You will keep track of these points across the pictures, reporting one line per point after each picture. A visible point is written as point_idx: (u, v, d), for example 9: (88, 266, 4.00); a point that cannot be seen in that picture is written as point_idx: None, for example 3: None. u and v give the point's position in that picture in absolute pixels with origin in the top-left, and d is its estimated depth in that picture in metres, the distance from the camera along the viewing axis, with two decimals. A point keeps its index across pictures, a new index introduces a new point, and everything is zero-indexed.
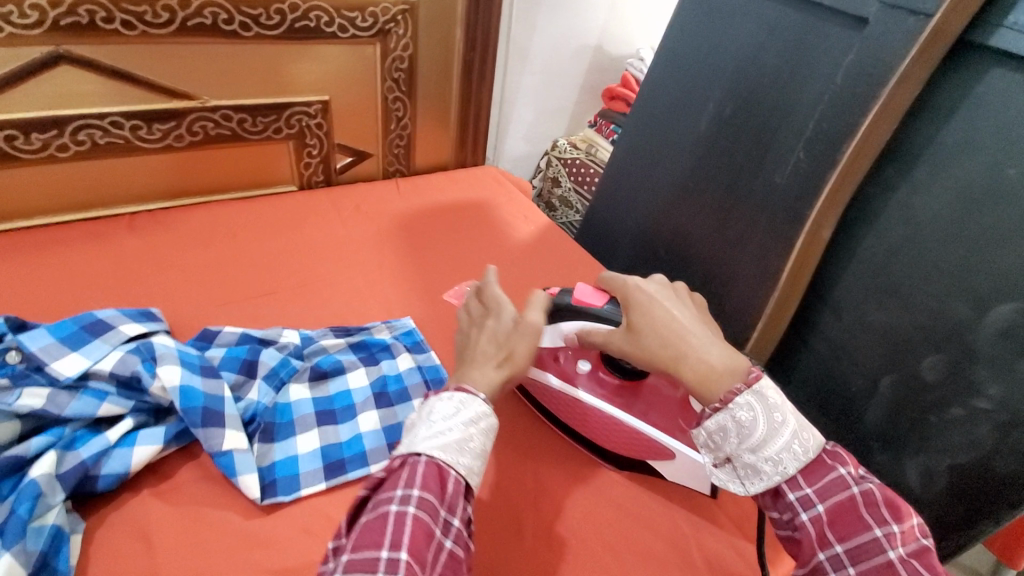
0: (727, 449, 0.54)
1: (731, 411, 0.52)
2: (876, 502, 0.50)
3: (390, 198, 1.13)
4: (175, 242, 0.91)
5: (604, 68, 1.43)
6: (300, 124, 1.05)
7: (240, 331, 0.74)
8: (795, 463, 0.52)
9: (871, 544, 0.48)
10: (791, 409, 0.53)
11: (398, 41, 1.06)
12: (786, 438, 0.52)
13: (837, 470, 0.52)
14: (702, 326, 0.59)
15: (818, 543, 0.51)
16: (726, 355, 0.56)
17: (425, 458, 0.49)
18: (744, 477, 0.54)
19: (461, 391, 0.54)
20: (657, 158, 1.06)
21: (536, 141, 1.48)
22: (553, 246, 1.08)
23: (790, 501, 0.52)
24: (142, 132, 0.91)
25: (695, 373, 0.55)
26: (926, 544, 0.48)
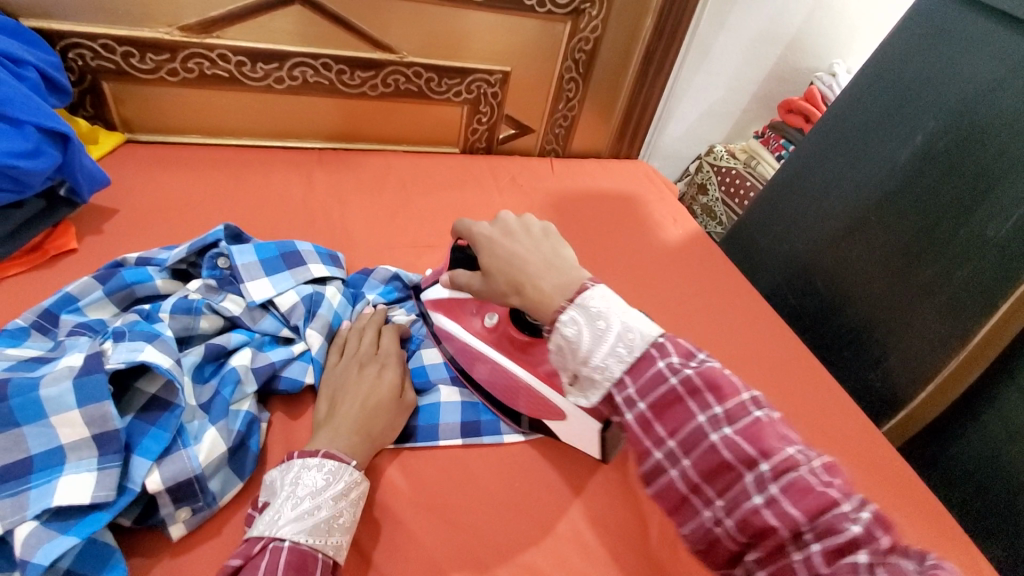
0: (570, 366, 0.48)
1: (558, 329, 0.48)
2: (697, 388, 0.44)
3: (545, 177, 1.14)
4: (353, 182, 0.98)
5: (785, 78, 1.35)
6: (478, 91, 1.09)
7: (393, 269, 0.78)
8: (620, 366, 0.46)
9: (695, 431, 0.44)
10: (619, 313, 0.48)
11: (589, 22, 1.06)
12: (611, 342, 0.46)
13: (657, 363, 0.45)
14: (546, 249, 0.56)
15: (649, 440, 0.45)
16: (558, 276, 0.53)
17: (288, 544, 0.47)
18: (584, 390, 0.48)
19: (332, 458, 0.53)
20: (835, 183, 0.98)
21: (691, 142, 1.41)
22: (702, 255, 1.04)
23: (616, 405, 0.47)
24: (345, 77, 0.98)
25: (537, 297, 0.52)
26: (759, 415, 0.43)
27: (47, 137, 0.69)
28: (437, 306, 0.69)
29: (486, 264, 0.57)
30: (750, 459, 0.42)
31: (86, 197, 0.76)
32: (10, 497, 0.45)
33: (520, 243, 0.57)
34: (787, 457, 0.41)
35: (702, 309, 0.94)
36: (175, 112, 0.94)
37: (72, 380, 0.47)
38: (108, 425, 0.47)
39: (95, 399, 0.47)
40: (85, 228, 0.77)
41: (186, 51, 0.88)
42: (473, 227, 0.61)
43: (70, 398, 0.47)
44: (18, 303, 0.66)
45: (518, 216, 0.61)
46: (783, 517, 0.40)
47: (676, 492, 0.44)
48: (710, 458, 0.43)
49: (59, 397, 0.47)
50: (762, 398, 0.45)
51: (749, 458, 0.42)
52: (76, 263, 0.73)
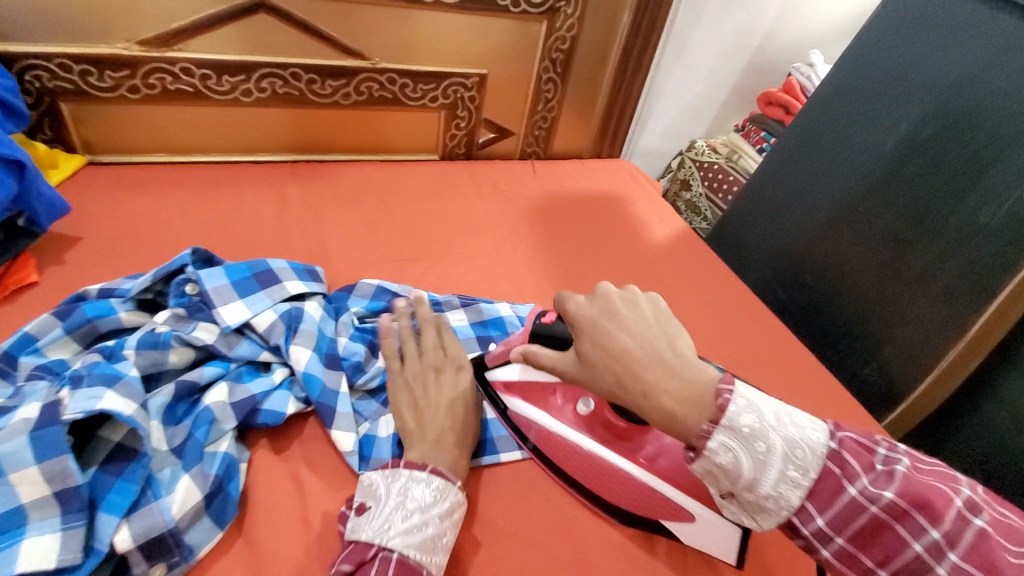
0: (726, 486, 0.43)
1: (708, 457, 0.42)
2: (844, 458, 0.42)
3: (527, 180, 1.11)
4: (329, 196, 0.95)
5: (762, 70, 1.34)
6: (455, 95, 1.06)
7: (376, 283, 0.74)
8: (797, 493, 0.42)
9: (845, 492, 0.41)
10: (775, 424, 0.42)
11: (564, 21, 1.04)
12: (778, 465, 0.42)
13: (848, 489, 0.41)
14: (661, 338, 0.49)
15: (794, 498, 0.42)
16: (681, 380, 0.46)
17: (397, 556, 0.47)
18: (752, 511, 0.44)
19: (438, 476, 0.52)
20: (820, 174, 0.98)
21: (672, 138, 1.40)
22: (690, 253, 1.02)
23: (771, 506, 0.43)
24: (316, 86, 0.95)
25: (663, 413, 0.45)
26: (898, 460, 0.41)
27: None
28: (511, 389, 0.65)
29: (588, 351, 0.51)
30: (898, 503, 0.40)
31: (45, 227, 0.72)
32: None
33: (629, 330, 0.50)
34: (932, 494, 0.39)
35: (695, 308, 0.93)
36: (139, 130, 0.90)
37: (28, 434, 0.44)
38: (70, 479, 0.44)
39: (54, 452, 0.44)
40: (45, 259, 0.73)
41: (147, 66, 0.84)
42: (565, 299, 0.54)
43: (28, 454, 0.44)
44: None
45: (621, 288, 0.53)
46: (895, 517, 0.40)
47: (822, 540, 0.42)
48: (855, 512, 0.40)
49: (15, 454, 0.44)
50: (905, 447, 0.43)
51: (902, 505, 0.40)
52: (38, 297, 0.68)
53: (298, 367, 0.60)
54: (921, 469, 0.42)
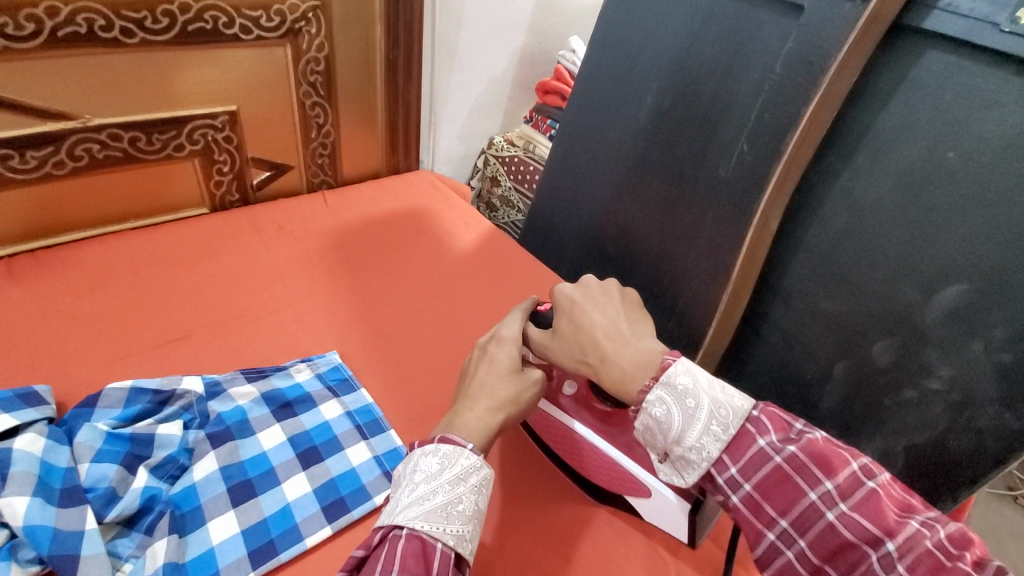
0: (661, 445, 0.52)
1: (647, 410, 0.52)
2: (804, 465, 0.46)
3: (317, 214, 1.03)
4: (60, 287, 0.78)
5: (535, 61, 1.39)
6: (206, 139, 0.94)
7: (129, 385, 0.61)
8: (716, 444, 0.49)
9: (809, 510, 0.46)
10: (706, 387, 0.51)
11: (311, 41, 0.97)
12: (704, 420, 0.50)
13: (758, 441, 0.49)
14: (622, 319, 0.60)
15: (761, 522, 0.48)
16: (633, 351, 0.57)
17: (406, 532, 0.45)
18: (680, 468, 0.51)
19: (447, 443, 0.50)
20: (597, 153, 1.02)
21: (468, 138, 1.40)
22: (499, 251, 1.01)
23: (717, 484, 0.50)
24: (14, 162, 0.78)
25: (620, 375, 0.56)
26: (872, 486, 0.45)
27: None
28: None
29: (564, 330, 0.61)
30: (874, 538, 0.43)
31: None
32: None
33: (599, 310, 0.61)
34: (910, 532, 0.42)
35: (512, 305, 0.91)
36: None
37: None
38: None
39: None
40: None
41: None
42: (555, 291, 0.64)
43: None
44: None
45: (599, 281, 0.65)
46: (856, 530, 0.44)
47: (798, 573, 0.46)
48: (831, 538, 0.45)
49: None
50: (874, 465, 0.47)
51: (874, 537, 0.43)
52: None
53: (14, 524, 0.47)
54: (905, 505, 0.45)
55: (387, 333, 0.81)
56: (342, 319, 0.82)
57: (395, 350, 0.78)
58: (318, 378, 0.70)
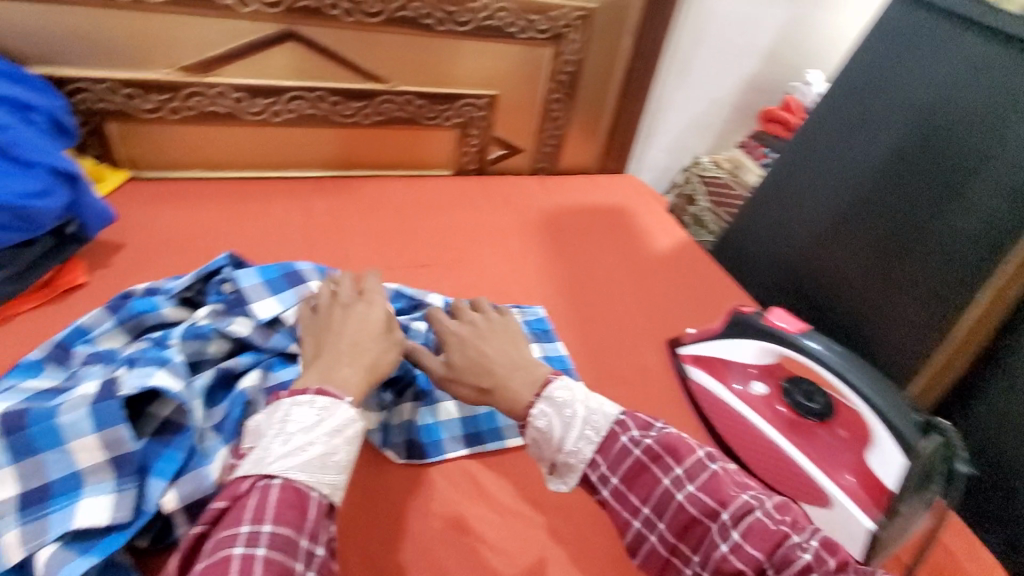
0: (547, 457, 0.54)
1: (532, 424, 0.54)
2: (658, 454, 0.51)
3: (535, 194, 1.17)
4: (347, 208, 1.01)
5: (762, 90, 1.40)
6: (468, 115, 1.13)
7: (394, 287, 0.80)
8: (590, 447, 0.52)
9: (663, 496, 0.49)
10: (582, 398, 0.55)
11: (571, 46, 1.11)
12: (580, 426, 0.53)
13: (620, 439, 0.52)
14: (512, 347, 0.63)
15: (627, 511, 0.50)
16: (524, 374, 0.59)
17: (279, 481, 0.45)
18: (563, 473, 0.54)
19: (323, 395, 0.51)
20: (814, 187, 1.02)
21: (676, 154, 1.45)
22: (693, 261, 1.06)
23: (591, 482, 0.52)
24: (340, 108, 1.02)
25: (512, 398, 0.57)
26: (714, 468, 0.50)
27: (58, 177, 0.71)
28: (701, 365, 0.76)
29: (454, 357, 0.62)
30: (712, 511, 0.47)
31: (95, 233, 0.78)
32: (29, 522, 0.47)
33: (490, 341, 0.64)
34: (743, 504, 0.47)
35: (698, 310, 0.95)
36: (176, 147, 0.98)
37: (87, 406, 0.50)
38: (122, 447, 0.50)
39: (108, 424, 0.50)
40: (93, 262, 0.80)
41: (187, 90, 0.92)
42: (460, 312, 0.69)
43: (85, 424, 0.50)
44: (32, 337, 0.68)
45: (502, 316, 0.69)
46: (698, 506, 0.48)
47: (658, 555, 0.49)
48: (681, 515, 0.48)
49: (74, 424, 0.50)
50: (716, 453, 0.52)
51: (712, 510, 0.48)
52: (86, 295, 0.75)
53: None
54: (739, 483, 0.50)
55: (581, 306, 0.91)
56: (546, 284, 0.94)
57: (587, 321, 0.87)
58: (525, 324, 0.82)
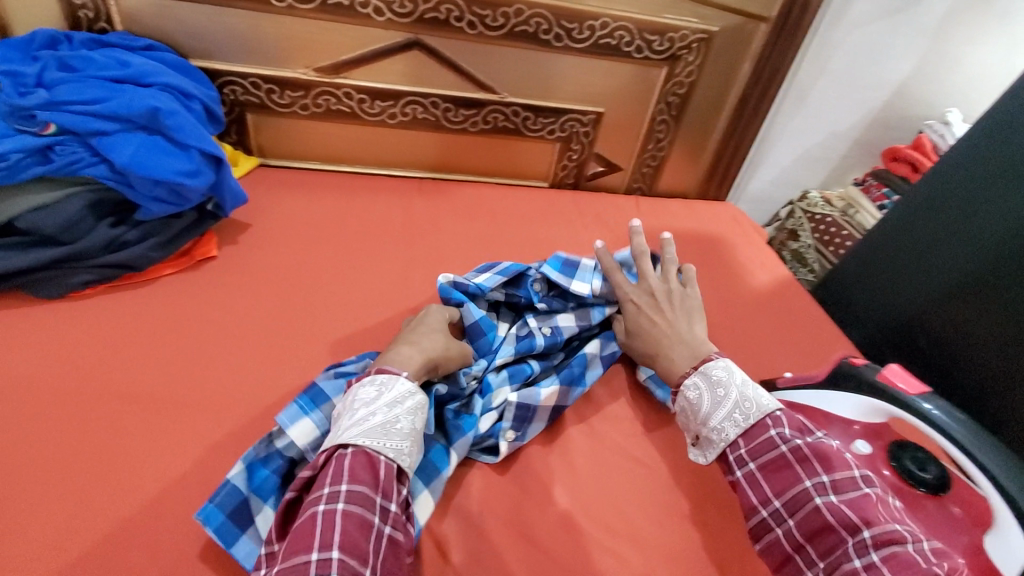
0: (693, 427, 0.66)
1: (683, 393, 0.66)
2: (806, 458, 0.57)
3: (629, 214, 1.16)
4: (446, 211, 1.06)
5: (890, 125, 1.29)
6: (571, 130, 1.14)
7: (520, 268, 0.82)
8: (735, 430, 0.62)
9: (802, 494, 0.56)
10: (738, 384, 0.64)
11: (685, 67, 1.09)
12: (728, 408, 0.63)
13: (770, 431, 0.60)
14: (682, 321, 0.75)
15: (756, 499, 0.58)
16: (687, 350, 0.71)
17: (351, 450, 0.54)
18: (703, 447, 0.65)
19: (382, 372, 0.61)
20: (947, 236, 0.95)
21: (783, 185, 1.37)
22: (794, 301, 1.00)
23: (728, 462, 0.61)
24: (450, 114, 1.07)
25: (670, 364, 0.71)
26: (866, 490, 0.55)
27: (206, 161, 0.80)
28: (795, 410, 0.72)
29: (632, 324, 0.77)
30: (853, 526, 0.52)
31: (228, 211, 0.86)
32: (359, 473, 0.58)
33: (667, 315, 0.76)
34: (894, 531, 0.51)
35: (795, 353, 0.90)
36: (301, 141, 1.06)
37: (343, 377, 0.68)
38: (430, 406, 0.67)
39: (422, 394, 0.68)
40: (224, 239, 0.89)
41: (318, 89, 1.00)
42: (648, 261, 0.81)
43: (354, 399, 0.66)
44: (170, 301, 0.78)
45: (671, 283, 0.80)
46: (837, 515, 0.53)
47: (781, 549, 0.56)
48: (813, 518, 0.54)
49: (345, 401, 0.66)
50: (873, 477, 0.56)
51: (853, 526, 0.52)
52: (215, 267, 0.84)
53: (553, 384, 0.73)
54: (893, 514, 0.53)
55: None
56: None
57: None
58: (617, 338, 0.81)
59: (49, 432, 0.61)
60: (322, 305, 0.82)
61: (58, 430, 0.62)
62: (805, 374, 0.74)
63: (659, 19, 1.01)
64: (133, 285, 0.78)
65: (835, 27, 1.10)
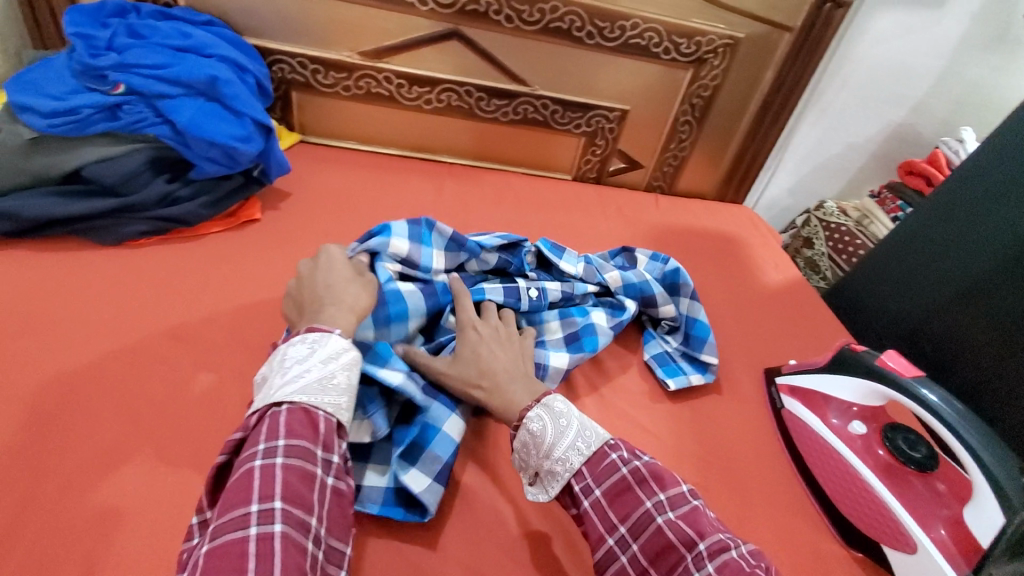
0: (532, 463, 0.55)
1: (526, 425, 0.55)
2: (644, 478, 0.51)
3: (648, 210, 1.20)
4: (473, 195, 1.11)
5: (908, 140, 1.32)
6: (597, 126, 1.19)
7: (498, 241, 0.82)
8: (579, 459, 0.53)
9: (643, 516, 0.49)
10: (578, 413, 0.56)
11: (710, 71, 1.14)
12: (572, 437, 0.54)
13: (610, 455, 0.53)
14: (508, 356, 0.64)
15: (603, 526, 0.50)
16: (524, 386, 0.61)
17: (285, 408, 0.49)
18: (547, 482, 0.54)
19: (313, 332, 0.56)
20: (948, 249, 0.99)
21: (800, 195, 1.42)
22: (803, 299, 1.03)
23: (574, 494, 0.53)
24: (482, 103, 1.12)
25: (505, 402, 0.59)
26: (694, 502, 0.51)
27: (257, 129, 0.85)
28: (794, 393, 0.75)
29: (460, 349, 0.65)
30: (690, 539, 0.47)
31: (273, 179, 0.92)
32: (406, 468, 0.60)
33: (501, 350, 0.64)
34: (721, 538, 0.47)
35: (802, 347, 0.93)
36: (340, 120, 1.12)
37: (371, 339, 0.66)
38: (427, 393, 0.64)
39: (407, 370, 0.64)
40: (266, 204, 0.94)
41: (360, 72, 1.06)
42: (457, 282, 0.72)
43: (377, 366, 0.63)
44: (214, 256, 0.83)
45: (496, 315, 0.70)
46: (677, 531, 0.48)
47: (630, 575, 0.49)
48: (658, 539, 0.48)
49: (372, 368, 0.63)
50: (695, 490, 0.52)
51: (689, 538, 0.47)
52: (256, 229, 0.89)
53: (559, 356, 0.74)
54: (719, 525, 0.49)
55: None
56: None
57: None
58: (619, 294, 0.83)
59: (105, 361, 0.67)
60: None
61: (113, 360, 0.67)
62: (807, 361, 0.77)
63: (687, 22, 1.06)
64: (182, 240, 0.84)
65: (857, 40, 1.14)
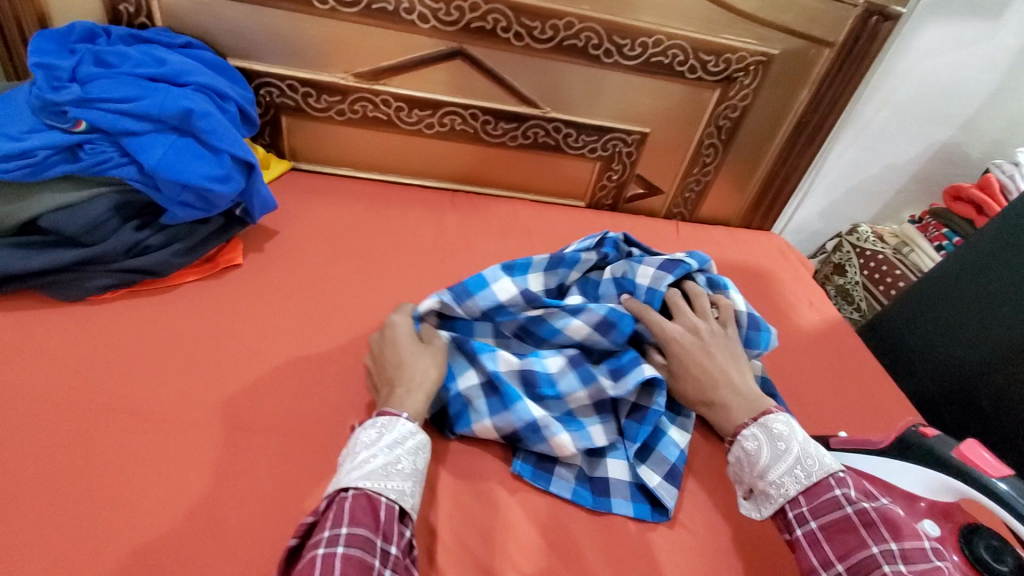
0: (746, 479, 0.59)
1: (740, 442, 0.60)
2: (872, 521, 0.51)
3: (669, 240, 1.10)
4: (479, 227, 1.01)
5: (953, 161, 1.22)
6: (614, 149, 1.09)
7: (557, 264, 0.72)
8: (796, 486, 0.55)
9: (868, 560, 0.50)
10: (799, 439, 0.58)
11: (739, 90, 1.03)
12: (789, 464, 0.56)
13: (833, 491, 0.54)
14: (728, 366, 0.65)
15: (817, 558, 0.52)
16: (745, 401, 0.63)
17: (351, 493, 0.50)
18: (759, 503, 0.58)
19: (383, 414, 0.56)
20: (1010, 292, 0.89)
21: (832, 218, 1.31)
22: (844, 346, 0.93)
23: (787, 520, 0.56)
24: (489, 127, 1.03)
25: (728, 416, 0.62)
26: (935, 563, 0.48)
27: (237, 166, 0.76)
28: (850, 476, 0.65)
29: (676, 368, 0.66)
30: None
31: (257, 219, 0.83)
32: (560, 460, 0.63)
33: (714, 359, 0.65)
34: None
35: (845, 406, 0.83)
36: (333, 146, 1.03)
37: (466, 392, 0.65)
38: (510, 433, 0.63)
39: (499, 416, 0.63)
40: (249, 245, 0.86)
41: (355, 95, 0.97)
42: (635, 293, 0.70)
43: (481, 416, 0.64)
44: (189, 309, 0.74)
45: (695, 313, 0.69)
46: None
47: None
48: None
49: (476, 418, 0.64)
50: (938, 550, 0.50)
51: None
52: (238, 275, 0.81)
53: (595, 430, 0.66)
54: None
55: None
56: None
57: None
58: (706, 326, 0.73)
59: (51, 445, 0.58)
60: (343, 324, 0.78)
61: (61, 443, 0.58)
62: (863, 437, 0.66)
63: (716, 39, 0.96)
64: (154, 291, 0.76)
65: (902, 56, 1.03)
